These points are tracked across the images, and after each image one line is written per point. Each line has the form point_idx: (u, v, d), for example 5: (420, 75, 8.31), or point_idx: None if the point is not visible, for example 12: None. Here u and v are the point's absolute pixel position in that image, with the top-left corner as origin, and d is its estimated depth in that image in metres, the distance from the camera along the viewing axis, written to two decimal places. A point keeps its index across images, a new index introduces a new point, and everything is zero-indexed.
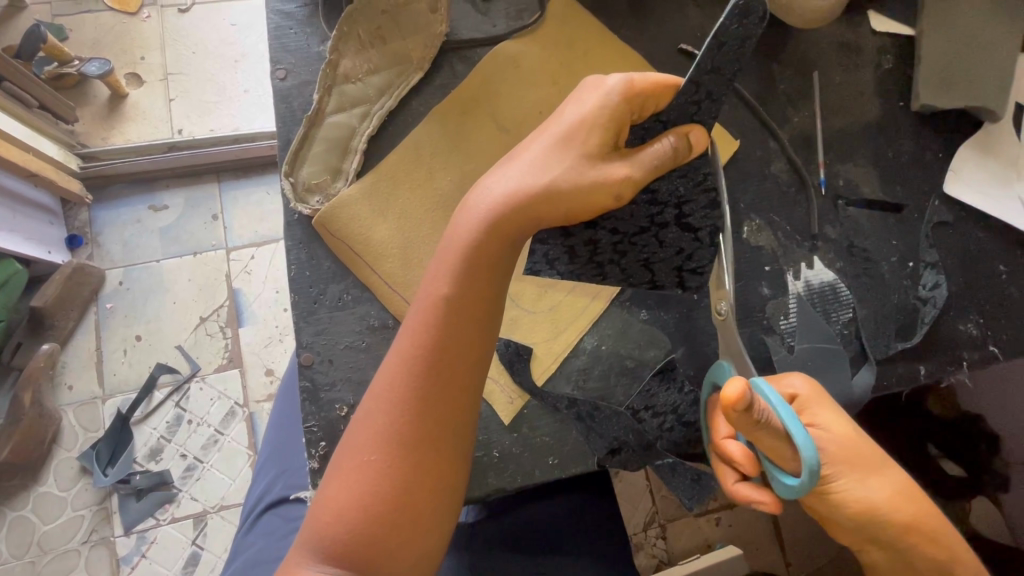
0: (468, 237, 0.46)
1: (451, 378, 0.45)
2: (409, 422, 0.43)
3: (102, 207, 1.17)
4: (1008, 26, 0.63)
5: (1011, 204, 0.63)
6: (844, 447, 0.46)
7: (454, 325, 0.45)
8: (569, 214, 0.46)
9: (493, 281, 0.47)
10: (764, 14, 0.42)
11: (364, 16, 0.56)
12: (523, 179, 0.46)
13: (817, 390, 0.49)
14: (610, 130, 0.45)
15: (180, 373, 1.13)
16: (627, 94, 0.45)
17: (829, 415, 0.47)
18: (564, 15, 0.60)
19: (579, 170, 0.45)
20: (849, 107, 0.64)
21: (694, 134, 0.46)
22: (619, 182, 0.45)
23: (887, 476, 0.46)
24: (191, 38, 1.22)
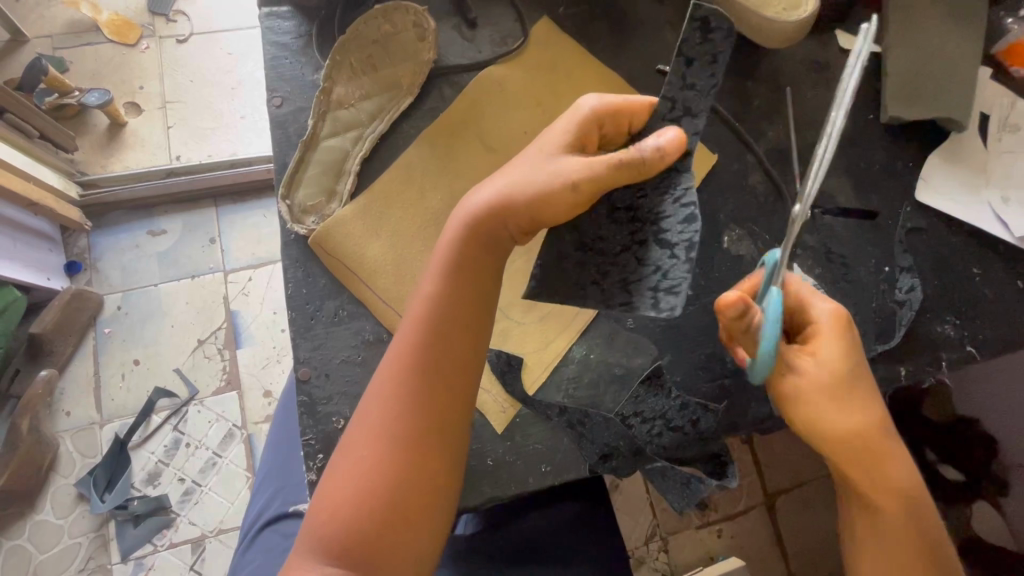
0: (452, 238, 0.49)
1: (436, 377, 0.46)
2: (396, 419, 0.45)
3: (101, 233, 1.19)
4: (968, 42, 0.66)
5: (980, 210, 0.65)
6: (820, 382, 0.46)
7: (440, 325, 0.47)
8: (542, 218, 0.48)
9: (478, 283, 0.49)
10: (730, 30, 0.47)
11: (355, 46, 0.59)
12: (500, 184, 0.49)
13: (841, 322, 0.47)
14: (581, 138, 0.49)
15: (179, 396, 1.14)
16: (600, 109, 0.48)
17: (835, 347, 0.46)
18: (547, 41, 0.64)
19: (549, 173, 0.47)
20: (821, 121, 0.67)
21: (668, 136, 0.45)
22: (583, 177, 0.46)
23: (853, 413, 0.45)
24: (189, 67, 1.26)
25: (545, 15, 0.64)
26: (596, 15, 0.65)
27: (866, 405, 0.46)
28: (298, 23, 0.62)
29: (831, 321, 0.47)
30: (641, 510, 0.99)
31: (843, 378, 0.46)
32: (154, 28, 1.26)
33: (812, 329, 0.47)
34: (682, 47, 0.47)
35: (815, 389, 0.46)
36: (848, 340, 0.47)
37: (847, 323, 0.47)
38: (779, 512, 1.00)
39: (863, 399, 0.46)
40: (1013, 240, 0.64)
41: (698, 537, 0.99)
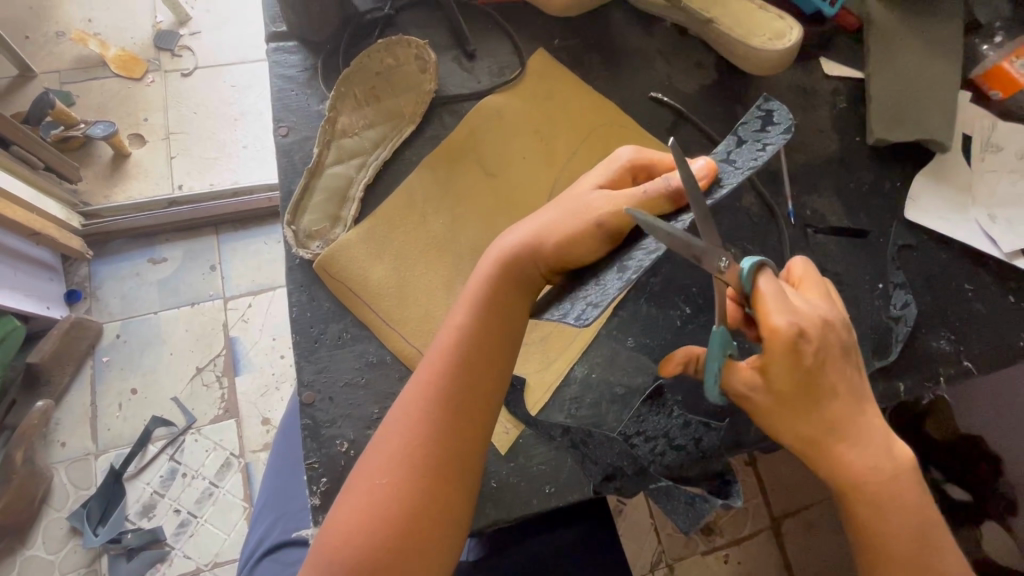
0: (485, 271, 0.50)
1: (464, 408, 0.47)
2: (420, 448, 0.45)
3: (102, 261, 1.20)
4: (948, 67, 0.69)
5: (968, 227, 0.67)
6: (772, 396, 0.45)
7: (472, 356, 0.48)
8: (564, 252, 0.49)
9: (508, 316, 0.50)
10: (789, 131, 0.46)
11: (359, 78, 0.61)
12: (533, 221, 0.51)
13: (791, 341, 0.42)
14: (613, 182, 0.51)
15: (176, 425, 1.13)
16: (636, 160, 0.52)
17: (780, 366, 0.43)
18: (543, 71, 0.66)
19: (577, 210, 0.49)
20: (810, 143, 0.69)
21: (699, 163, 0.47)
22: (609, 209, 0.48)
23: (803, 420, 0.45)
24: (193, 99, 1.29)
25: (541, 46, 0.67)
26: (589, 46, 0.68)
27: (814, 415, 0.45)
28: (303, 56, 0.64)
29: (780, 341, 0.42)
30: (646, 536, 0.98)
31: (792, 391, 0.44)
32: (160, 62, 1.30)
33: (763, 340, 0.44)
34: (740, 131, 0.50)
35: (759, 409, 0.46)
36: (797, 357, 0.43)
37: (799, 337, 0.42)
38: (787, 537, 0.99)
39: (812, 414, 0.45)
40: (1002, 256, 0.66)
41: (704, 564, 0.97)
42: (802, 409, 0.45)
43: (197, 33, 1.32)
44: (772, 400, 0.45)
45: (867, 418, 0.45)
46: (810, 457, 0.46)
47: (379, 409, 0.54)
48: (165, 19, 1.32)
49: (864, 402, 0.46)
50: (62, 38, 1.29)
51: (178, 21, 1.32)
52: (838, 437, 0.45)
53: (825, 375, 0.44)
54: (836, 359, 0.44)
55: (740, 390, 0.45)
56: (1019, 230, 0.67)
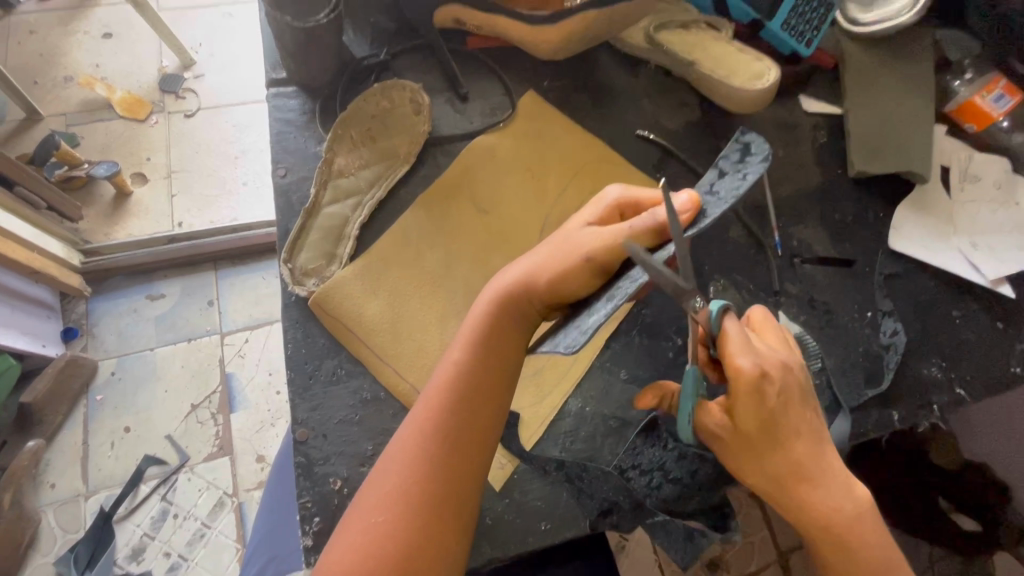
0: (482, 309, 0.51)
1: (462, 445, 0.46)
2: (416, 486, 0.45)
3: (99, 298, 1.21)
4: (922, 102, 0.72)
5: (951, 255, 0.68)
6: (741, 436, 0.45)
7: (469, 393, 0.48)
8: (557, 288, 0.50)
9: (505, 352, 0.50)
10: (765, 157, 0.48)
11: (356, 121, 0.64)
12: (527, 259, 0.52)
13: (756, 380, 0.43)
14: (603, 220, 0.53)
15: (169, 464, 1.11)
16: (624, 198, 0.53)
17: (746, 407, 0.43)
18: (533, 111, 0.69)
19: (567, 247, 0.50)
20: (793, 176, 0.72)
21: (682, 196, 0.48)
22: (600, 244, 0.49)
23: (767, 460, 0.45)
24: (195, 139, 1.32)
25: (531, 88, 0.70)
26: (577, 88, 0.71)
27: (780, 457, 0.44)
28: (302, 101, 0.67)
29: (746, 381, 0.43)
30: None
31: (759, 431, 0.44)
32: (164, 104, 1.34)
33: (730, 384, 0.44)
34: (722, 163, 0.52)
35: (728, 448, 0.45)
36: (761, 397, 0.43)
37: (761, 376, 0.43)
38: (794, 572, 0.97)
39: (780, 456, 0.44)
40: (986, 283, 0.67)
41: None
42: (768, 451, 0.44)
43: (200, 76, 1.37)
44: (738, 440, 0.45)
45: (828, 460, 0.45)
46: (780, 499, 0.46)
47: (373, 446, 0.54)
48: (170, 63, 1.37)
49: (826, 443, 0.46)
50: (69, 82, 1.33)
51: (182, 64, 1.37)
52: (802, 479, 0.44)
53: (787, 416, 0.44)
54: (796, 403, 0.45)
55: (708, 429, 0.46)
56: (1000, 258, 0.69)
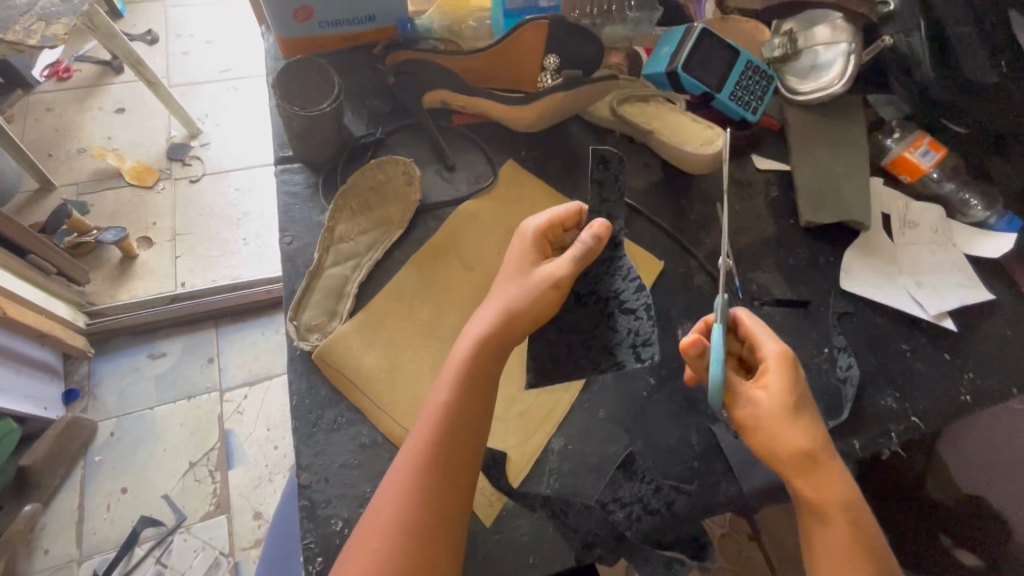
0: (465, 350, 0.56)
1: (452, 471, 0.51)
2: (412, 512, 0.49)
3: (102, 359, 1.25)
4: (859, 159, 0.81)
5: (898, 294, 0.75)
6: (779, 408, 0.52)
7: (458, 424, 0.53)
8: (536, 317, 0.57)
9: (485, 387, 0.55)
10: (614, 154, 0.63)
11: (355, 192, 0.71)
12: (498, 298, 0.58)
13: (788, 359, 0.54)
14: (540, 249, 0.61)
15: (165, 525, 1.12)
16: (546, 227, 0.61)
17: (780, 381, 0.53)
18: (513, 178, 0.77)
19: (531, 283, 0.58)
20: (750, 227, 0.79)
21: (596, 224, 0.58)
22: (559, 274, 0.58)
23: (801, 427, 0.52)
24: (200, 204, 1.41)
25: (511, 157, 0.79)
26: (552, 155, 0.80)
27: (810, 429, 0.52)
28: (306, 175, 0.75)
29: (778, 360, 0.53)
30: None
31: (790, 403, 0.52)
32: (171, 171, 1.44)
33: (764, 366, 0.54)
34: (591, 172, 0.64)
35: (763, 417, 0.52)
36: (794, 375, 0.53)
37: (792, 358, 0.54)
38: None
39: (808, 430, 0.52)
40: (931, 318, 0.74)
41: None
42: (797, 423, 0.52)
43: (206, 145, 1.47)
44: (775, 411, 0.52)
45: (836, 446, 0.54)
46: (803, 473, 0.51)
47: (371, 488, 0.58)
48: (178, 134, 1.48)
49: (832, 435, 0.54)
50: (83, 154, 1.44)
51: (190, 135, 1.48)
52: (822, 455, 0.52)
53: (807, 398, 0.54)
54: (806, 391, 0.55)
55: (745, 399, 0.53)
56: (942, 295, 0.75)
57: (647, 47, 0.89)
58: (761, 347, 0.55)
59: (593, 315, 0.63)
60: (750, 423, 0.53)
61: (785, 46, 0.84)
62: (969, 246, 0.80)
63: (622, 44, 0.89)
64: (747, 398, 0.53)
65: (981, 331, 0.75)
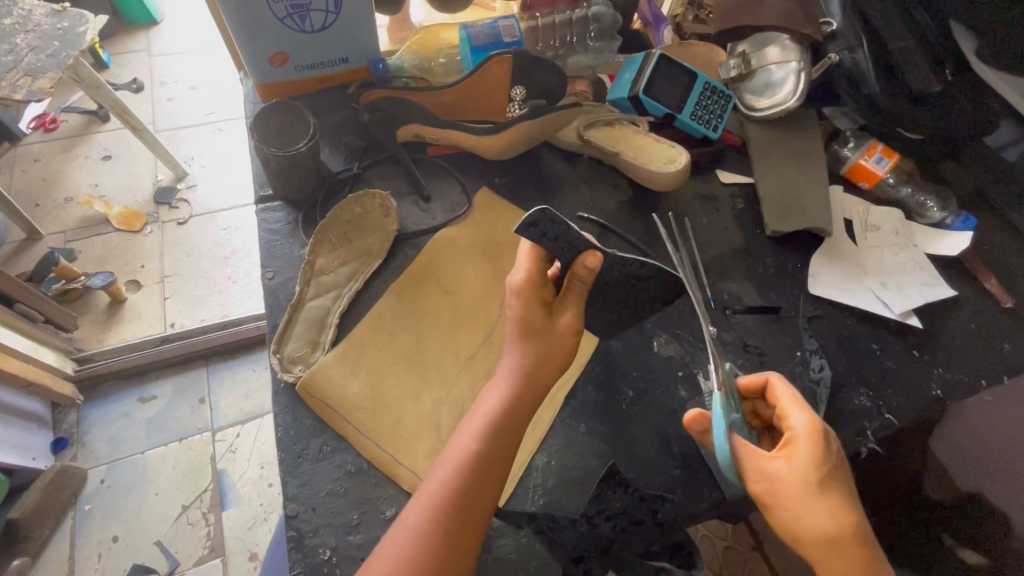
0: (495, 401, 0.56)
1: (474, 515, 0.51)
2: (431, 554, 0.49)
3: (92, 405, 1.25)
4: (817, 169, 0.85)
5: (865, 296, 0.78)
6: (798, 486, 0.49)
7: (485, 468, 0.53)
8: (558, 368, 0.59)
9: (514, 434, 0.56)
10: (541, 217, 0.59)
11: (334, 226, 0.73)
12: (518, 351, 0.59)
13: (818, 433, 0.51)
14: (540, 299, 0.61)
15: (158, 571, 1.10)
16: (538, 278, 0.61)
17: (808, 455, 0.50)
18: (487, 203, 0.80)
19: (547, 335, 0.59)
20: (718, 239, 0.82)
21: (587, 260, 0.58)
22: (571, 321, 0.60)
23: (825, 508, 0.48)
24: (187, 245, 1.43)
25: (484, 185, 0.82)
26: (524, 181, 0.83)
27: (838, 512, 0.48)
28: (287, 213, 0.77)
29: (807, 432, 0.51)
30: None
31: (815, 483, 0.49)
32: (158, 215, 1.46)
33: (788, 438, 0.52)
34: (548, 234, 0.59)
35: (782, 490, 0.49)
36: (825, 449, 0.50)
37: (822, 432, 0.51)
38: None
39: (835, 509, 0.48)
40: (897, 317, 0.77)
41: None
42: (820, 506, 0.48)
43: (192, 187, 1.50)
44: (795, 488, 0.49)
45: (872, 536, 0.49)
46: (825, 554, 0.48)
47: (359, 515, 0.58)
48: (164, 178, 1.50)
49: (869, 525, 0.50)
50: (70, 203, 1.46)
51: (176, 177, 1.50)
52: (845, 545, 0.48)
53: (840, 479, 0.50)
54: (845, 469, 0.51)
55: (762, 470, 0.51)
56: (906, 294, 0.78)
57: (610, 74, 0.94)
58: (788, 417, 0.53)
59: (619, 291, 0.64)
60: (768, 494, 0.50)
61: (740, 67, 0.89)
62: (929, 247, 0.83)
63: (586, 72, 0.94)
64: (766, 468, 0.50)
65: (946, 326, 0.77)
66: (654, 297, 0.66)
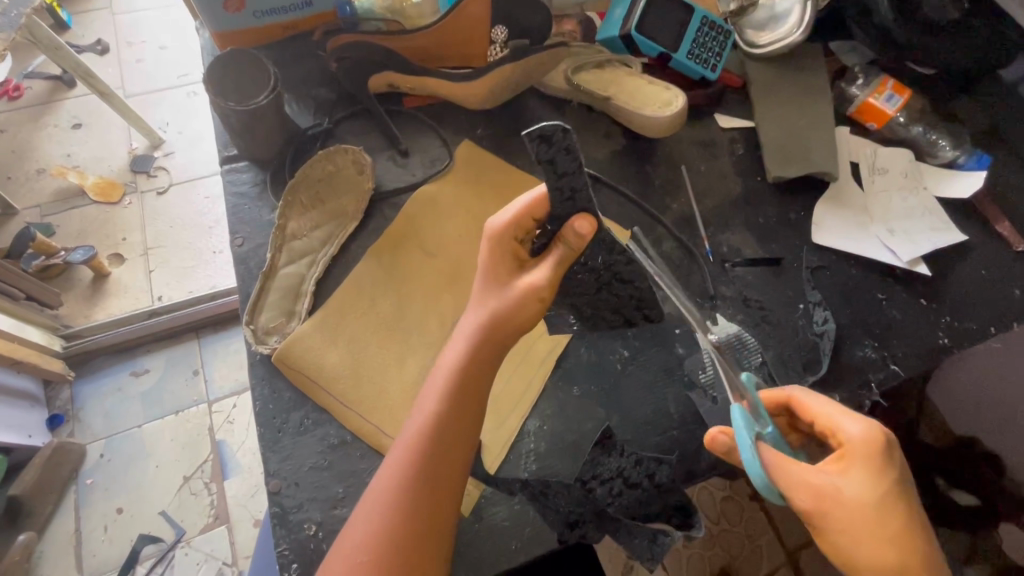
0: (453, 361, 0.53)
1: (438, 480, 0.49)
2: (396, 523, 0.47)
3: (84, 381, 1.22)
4: (823, 109, 0.79)
5: (870, 243, 0.74)
6: (858, 508, 0.46)
7: (446, 428, 0.50)
8: (520, 327, 0.54)
9: (476, 393, 0.53)
10: (559, 132, 0.50)
11: (304, 186, 0.69)
12: (480, 305, 0.54)
13: (876, 445, 0.47)
14: (509, 251, 0.55)
15: (164, 541, 1.11)
16: (511, 231, 0.54)
17: (865, 475, 0.47)
18: (470, 157, 0.74)
19: (508, 293, 0.54)
20: (717, 188, 0.77)
21: (577, 223, 0.53)
22: (539, 280, 0.53)
23: (886, 529, 0.46)
24: (168, 215, 1.37)
25: (466, 137, 0.76)
26: (509, 132, 0.78)
27: (900, 532, 0.46)
28: (254, 173, 0.72)
29: (865, 446, 0.47)
30: None
31: (873, 502, 0.46)
32: (136, 184, 1.39)
33: (840, 451, 0.48)
34: (555, 161, 0.51)
35: (840, 512, 0.46)
36: (883, 464, 0.47)
37: (883, 448, 0.47)
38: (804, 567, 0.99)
39: (895, 534, 0.46)
40: (904, 265, 0.73)
41: None
42: (881, 529, 0.46)
43: (169, 153, 1.43)
44: (855, 510, 0.46)
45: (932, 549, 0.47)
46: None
47: (345, 488, 0.56)
48: (140, 145, 1.43)
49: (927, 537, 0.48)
50: (42, 174, 1.38)
51: (152, 145, 1.43)
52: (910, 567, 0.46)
53: (902, 494, 0.47)
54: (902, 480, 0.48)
55: (819, 493, 0.46)
56: (914, 240, 0.74)
57: (600, 11, 0.86)
58: (840, 429, 0.49)
59: (592, 284, 0.60)
60: (823, 517, 0.47)
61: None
62: (939, 189, 0.78)
63: (574, 10, 0.86)
64: (823, 490, 0.46)
65: (955, 273, 0.74)
66: (619, 308, 0.61)
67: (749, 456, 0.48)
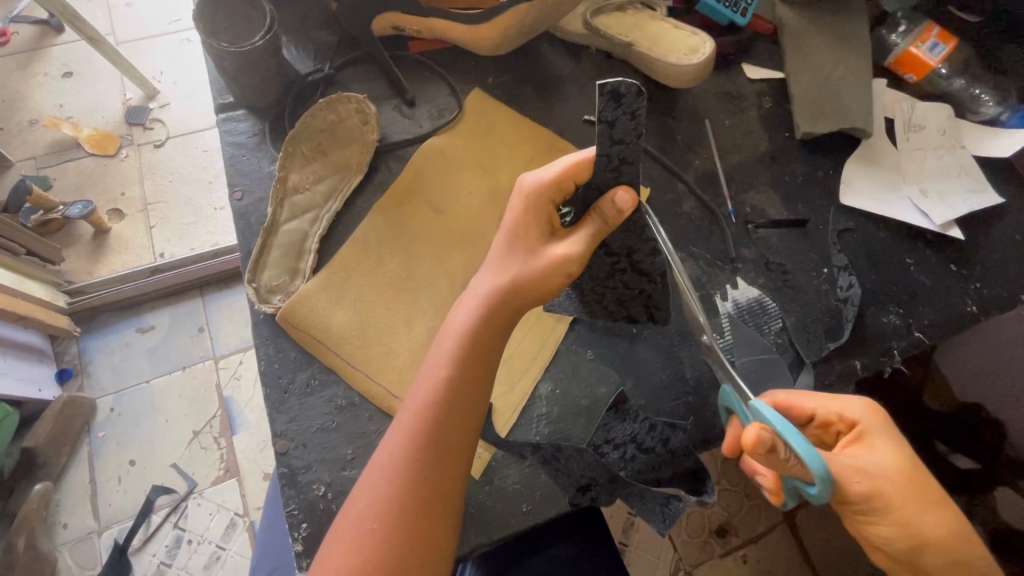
0: (463, 327, 0.51)
1: (450, 447, 0.48)
2: (408, 491, 0.46)
3: (90, 336, 1.22)
4: (860, 59, 0.73)
5: (901, 204, 0.70)
6: (903, 476, 0.46)
7: (457, 395, 0.49)
8: (537, 298, 0.51)
9: (489, 358, 0.51)
10: (636, 92, 0.45)
11: (305, 136, 0.65)
12: (500, 269, 0.51)
13: (876, 415, 0.50)
14: (544, 216, 0.52)
15: (177, 492, 1.13)
16: (544, 197, 0.51)
17: (888, 444, 0.48)
18: (479, 108, 0.70)
19: (528, 262, 0.51)
20: (741, 144, 0.73)
21: (619, 196, 0.50)
22: (569, 251, 0.50)
23: (932, 492, 0.47)
24: (166, 169, 1.32)
25: (476, 86, 0.71)
26: (523, 80, 0.73)
27: (938, 493, 0.47)
28: (253, 122, 0.68)
29: (871, 419, 0.50)
30: (662, 547, 0.99)
31: (910, 469, 0.47)
32: (132, 137, 1.34)
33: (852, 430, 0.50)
34: (611, 125, 0.48)
35: (893, 486, 0.46)
36: (893, 432, 0.50)
37: (881, 416, 0.51)
38: (801, 529, 1.00)
39: (937, 495, 0.47)
40: (935, 228, 0.70)
41: (724, 567, 0.98)
42: (929, 492, 0.46)
43: (165, 105, 1.37)
44: (903, 480, 0.46)
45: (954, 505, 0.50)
46: (951, 549, 0.46)
47: (354, 449, 0.56)
48: (134, 96, 1.37)
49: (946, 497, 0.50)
50: (35, 125, 1.33)
51: (146, 96, 1.36)
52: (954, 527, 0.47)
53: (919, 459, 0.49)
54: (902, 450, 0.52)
55: (870, 471, 0.46)
56: (948, 202, 0.70)
57: None
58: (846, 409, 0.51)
59: (606, 267, 0.59)
60: (882, 498, 0.45)
61: None
62: (978, 148, 0.74)
63: None
64: (868, 466, 0.46)
65: (989, 237, 0.70)
66: (625, 301, 0.60)
67: (808, 449, 0.40)
